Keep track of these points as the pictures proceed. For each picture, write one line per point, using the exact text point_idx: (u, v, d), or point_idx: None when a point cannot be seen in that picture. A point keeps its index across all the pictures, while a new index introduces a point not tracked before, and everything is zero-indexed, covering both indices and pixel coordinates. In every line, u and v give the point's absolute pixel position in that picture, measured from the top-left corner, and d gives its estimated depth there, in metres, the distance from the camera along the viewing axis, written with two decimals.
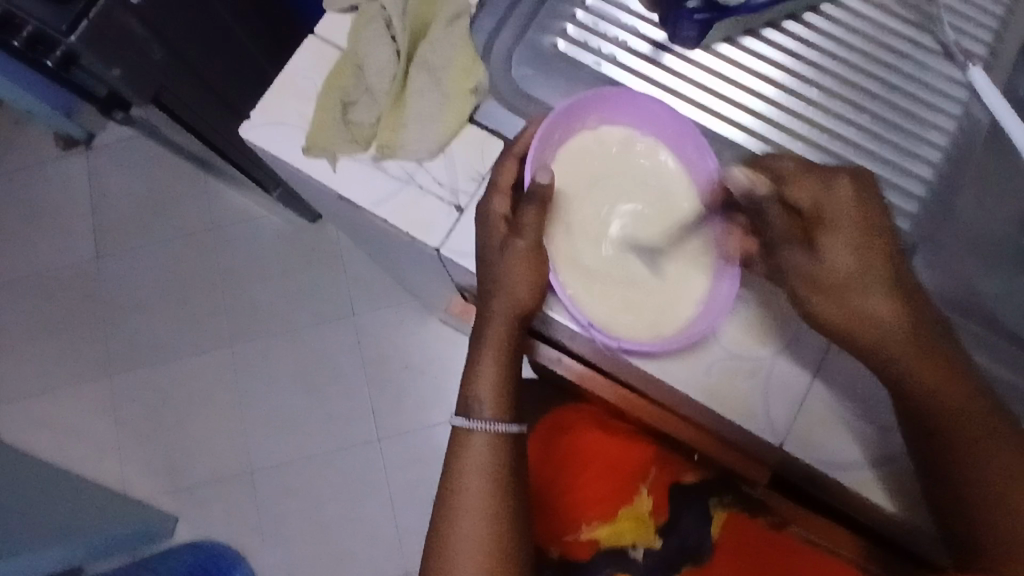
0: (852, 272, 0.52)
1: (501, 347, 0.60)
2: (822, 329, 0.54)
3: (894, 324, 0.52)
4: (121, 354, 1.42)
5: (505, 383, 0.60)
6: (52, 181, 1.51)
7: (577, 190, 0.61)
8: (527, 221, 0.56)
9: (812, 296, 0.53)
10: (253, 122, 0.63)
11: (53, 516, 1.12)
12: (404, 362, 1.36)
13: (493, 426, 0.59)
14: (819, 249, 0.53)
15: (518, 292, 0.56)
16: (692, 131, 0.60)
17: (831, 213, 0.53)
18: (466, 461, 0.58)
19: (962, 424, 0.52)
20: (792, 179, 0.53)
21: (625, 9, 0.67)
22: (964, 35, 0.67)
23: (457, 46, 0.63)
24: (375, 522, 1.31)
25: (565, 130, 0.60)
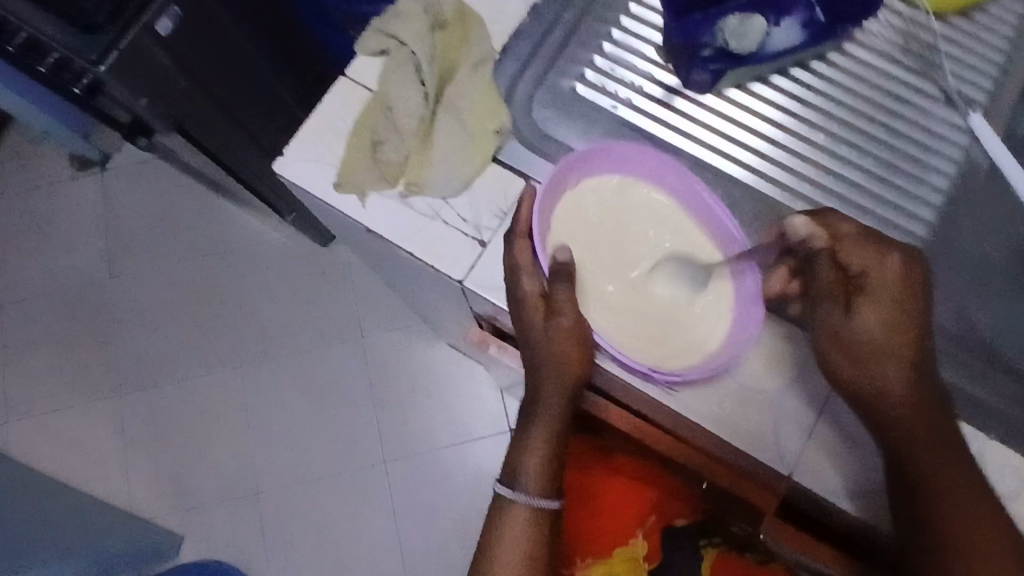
0: (885, 338, 0.56)
1: (545, 421, 0.63)
2: (834, 377, 0.58)
3: (915, 390, 0.56)
4: (132, 372, 1.44)
5: (549, 459, 0.64)
6: (68, 204, 1.54)
7: (587, 236, 0.63)
8: (563, 301, 0.59)
9: (830, 350, 0.58)
10: (286, 159, 0.66)
11: (65, 528, 1.14)
12: (412, 383, 1.38)
13: (537, 501, 0.62)
14: (855, 309, 0.57)
15: (568, 367, 0.60)
16: (694, 172, 0.63)
17: (880, 283, 0.57)
18: (507, 527, 0.62)
19: (947, 485, 0.54)
20: (847, 244, 0.58)
21: (641, 56, 0.70)
22: (963, 80, 0.70)
23: (483, 89, 0.66)
24: (379, 544, 1.32)
25: (578, 175, 0.64)
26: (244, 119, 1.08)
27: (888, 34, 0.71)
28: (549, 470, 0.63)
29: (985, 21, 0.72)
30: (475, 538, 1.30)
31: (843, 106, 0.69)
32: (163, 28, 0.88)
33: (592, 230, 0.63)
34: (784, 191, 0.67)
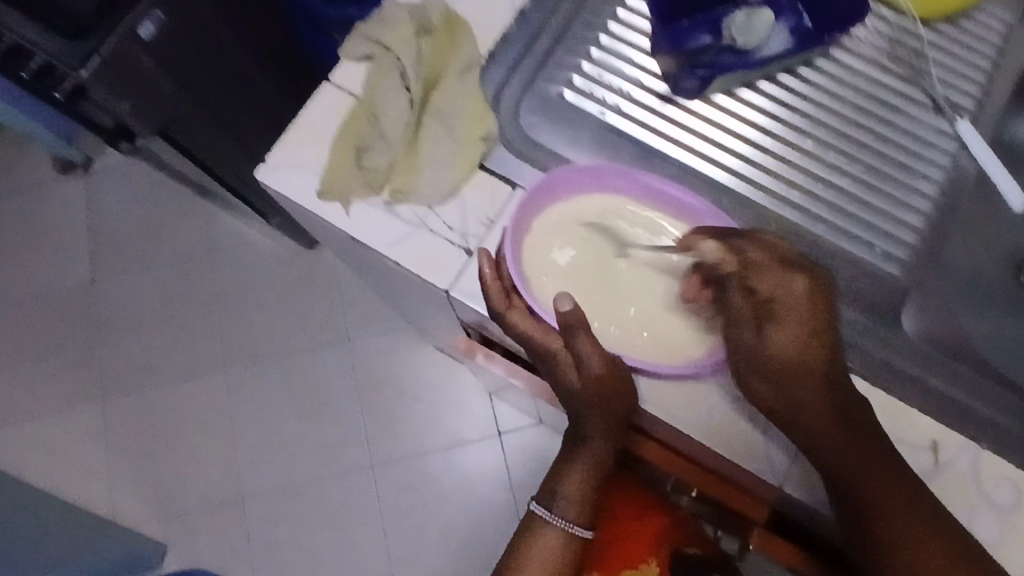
0: (788, 358, 0.57)
1: (587, 458, 0.63)
2: (756, 404, 0.57)
3: (824, 410, 0.56)
4: (115, 377, 1.42)
5: (588, 491, 0.64)
6: (50, 207, 1.51)
7: (557, 265, 0.62)
8: (584, 349, 0.58)
9: (750, 377, 0.57)
10: (269, 165, 0.65)
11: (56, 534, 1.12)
12: (400, 389, 1.37)
13: (568, 530, 0.64)
14: (766, 332, 0.57)
15: (610, 411, 0.60)
16: (634, 174, 0.63)
17: (786, 304, 0.57)
18: (535, 550, 0.64)
19: (891, 506, 0.53)
20: (756, 269, 0.57)
21: (629, 61, 0.70)
22: (951, 86, 0.70)
23: (469, 94, 0.65)
24: (367, 552, 1.30)
25: (542, 200, 0.63)
26: (229, 123, 1.07)
27: (876, 39, 0.71)
28: (586, 503, 0.64)
29: (972, 26, 0.72)
30: (463, 546, 1.29)
31: (832, 114, 0.69)
32: (145, 32, 0.86)
33: (542, 260, 0.62)
34: (774, 198, 0.66)
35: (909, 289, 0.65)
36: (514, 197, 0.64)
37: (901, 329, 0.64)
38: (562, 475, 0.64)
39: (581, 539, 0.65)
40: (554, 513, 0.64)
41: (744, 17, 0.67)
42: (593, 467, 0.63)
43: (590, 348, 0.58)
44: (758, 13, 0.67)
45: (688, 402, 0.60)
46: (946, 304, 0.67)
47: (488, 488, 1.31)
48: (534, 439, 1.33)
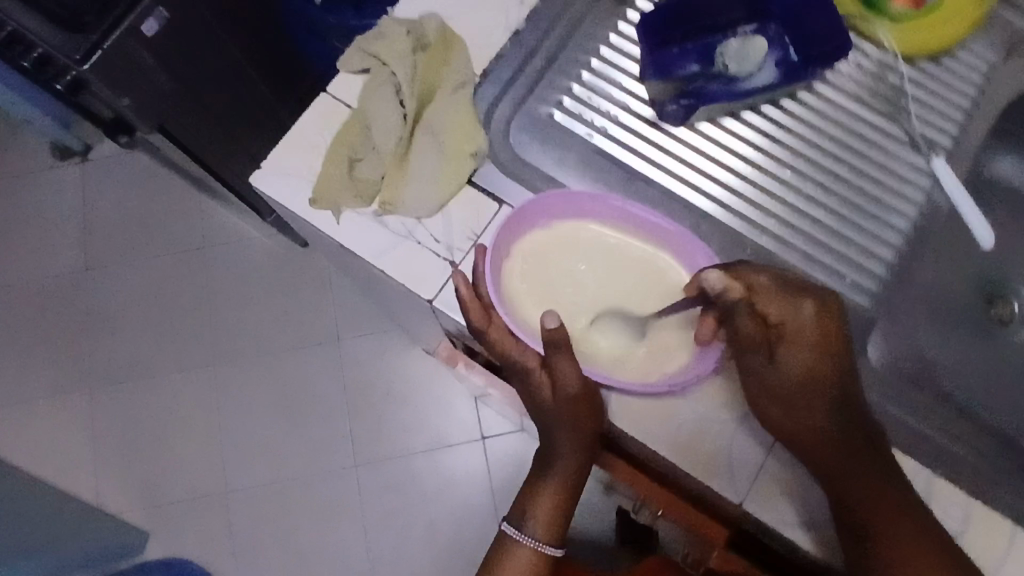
0: (799, 382, 0.59)
1: (558, 476, 0.64)
2: (780, 432, 0.59)
3: (835, 431, 0.58)
4: (104, 365, 1.43)
5: (560, 509, 0.65)
6: (46, 193, 1.52)
7: (540, 283, 0.64)
8: (561, 368, 0.59)
9: (762, 400, 0.60)
10: (263, 171, 0.67)
11: (48, 516, 1.15)
12: (386, 389, 1.39)
13: (539, 547, 0.64)
14: (777, 356, 0.60)
15: (581, 428, 0.62)
16: (614, 202, 0.65)
17: (796, 329, 0.59)
18: (506, 569, 0.64)
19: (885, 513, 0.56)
20: (762, 294, 0.59)
21: (619, 86, 0.72)
22: (929, 123, 0.72)
23: (462, 111, 0.67)
24: (347, 549, 1.32)
25: (531, 221, 0.65)
26: (228, 123, 1.08)
27: (859, 74, 0.73)
28: (556, 520, 0.65)
29: (953, 65, 0.74)
30: (442, 547, 1.31)
31: (812, 146, 0.71)
32: (148, 29, 0.87)
33: (528, 278, 0.64)
34: (752, 227, 0.69)
35: (875, 317, 0.68)
36: (500, 213, 0.66)
37: (865, 356, 0.67)
38: (535, 492, 0.65)
39: (550, 557, 0.66)
40: (525, 531, 0.65)
41: (738, 45, 0.71)
42: (565, 486, 0.65)
43: (567, 367, 0.59)
44: (750, 40, 0.71)
45: (661, 418, 0.62)
46: (909, 330, 0.71)
47: (468, 491, 1.33)
48: (517, 444, 1.34)
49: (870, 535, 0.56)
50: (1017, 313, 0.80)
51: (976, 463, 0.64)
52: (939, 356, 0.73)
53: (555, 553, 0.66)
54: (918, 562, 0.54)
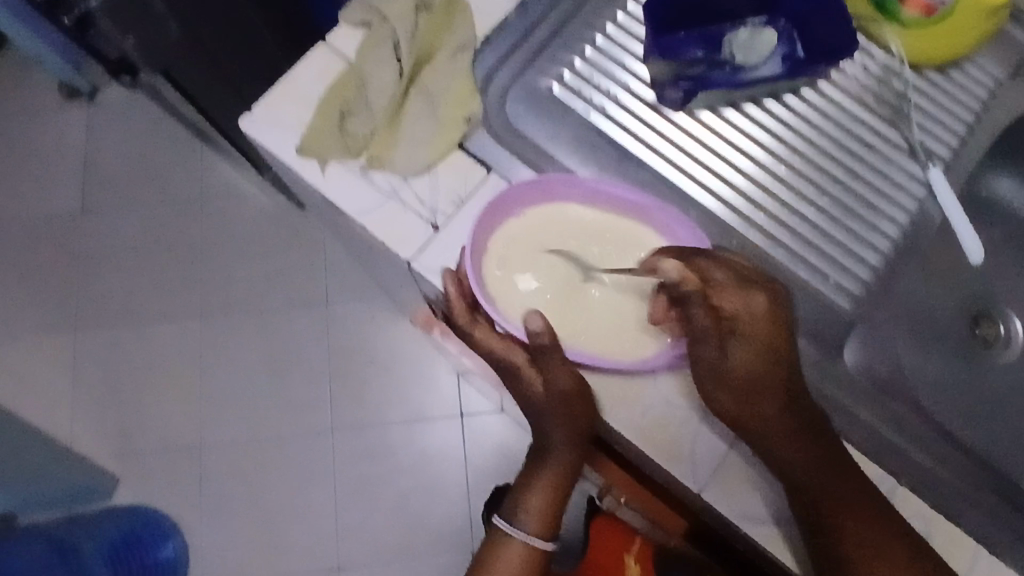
0: (750, 376, 0.57)
1: (551, 471, 0.65)
2: (726, 418, 0.58)
3: (784, 421, 0.57)
4: (90, 308, 1.42)
5: (555, 503, 0.65)
6: (49, 131, 1.52)
7: (515, 273, 0.63)
8: (552, 364, 0.60)
9: (715, 391, 0.58)
10: (253, 116, 0.66)
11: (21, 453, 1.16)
12: (370, 359, 1.38)
13: (532, 542, 0.65)
14: (729, 351, 0.57)
15: (575, 424, 0.61)
16: (584, 182, 0.64)
17: (745, 321, 0.57)
18: (499, 561, 0.65)
19: (851, 506, 0.56)
20: (719, 288, 0.57)
21: (621, 65, 0.71)
22: (929, 132, 0.72)
23: (459, 75, 0.67)
24: (316, 514, 1.32)
25: (508, 208, 0.64)
26: (232, 73, 1.07)
27: (863, 76, 0.72)
28: (550, 515, 0.66)
29: (959, 76, 0.73)
30: (411, 520, 1.31)
31: (810, 145, 0.70)
32: None
33: (507, 270, 0.63)
34: (742, 220, 0.68)
35: (854, 322, 0.68)
36: (487, 180, 0.65)
37: (841, 361, 0.67)
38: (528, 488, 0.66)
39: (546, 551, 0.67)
40: (518, 525, 0.65)
41: (746, 35, 0.70)
42: (559, 481, 0.65)
43: (557, 364, 0.60)
44: (761, 31, 0.70)
45: (627, 399, 0.61)
46: (892, 341, 0.70)
47: (442, 467, 1.33)
48: (494, 425, 1.34)
49: (836, 534, 0.55)
50: (1002, 335, 0.79)
51: (942, 478, 0.64)
52: (919, 370, 0.73)
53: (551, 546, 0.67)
54: (870, 541, 0.55)
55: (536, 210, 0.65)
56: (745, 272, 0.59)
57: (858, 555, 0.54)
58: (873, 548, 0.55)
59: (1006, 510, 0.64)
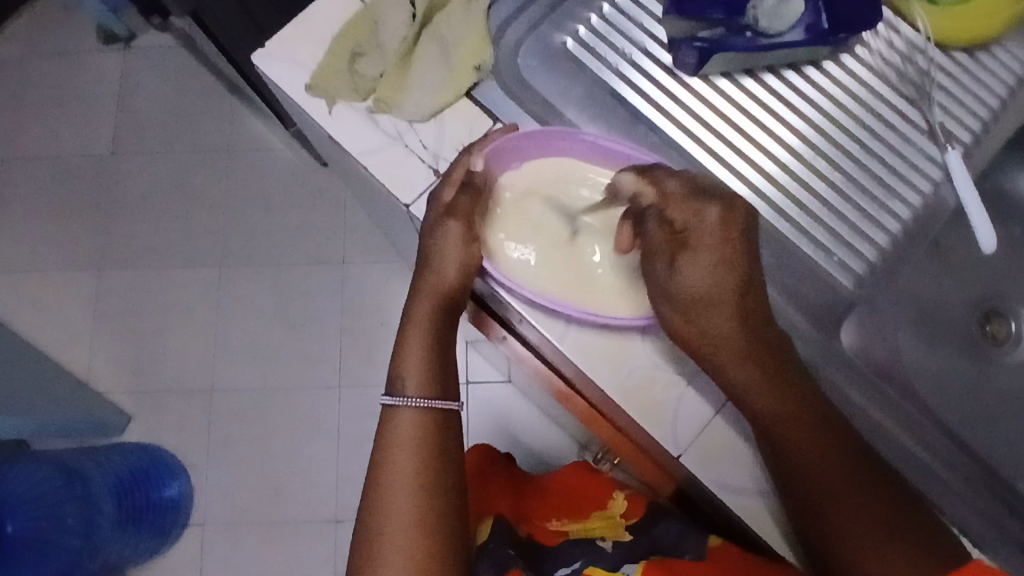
0: (709, 292, 0.57)
1: (419, 326, 0.61)
2: (675, 337, 0.58)
3: (739, 341, 0.57)
4: (114, 248, 1.46)
5: (431, 359, 0.61)
6: (85, 72, 1.54)
7: (517, 215, 0.63)
8: (460, 203, 0.60)
9: (665, 308, 0.58)
10: (267, 52, 0.67)
11: (47, 385, 1.21)
12: (380, 317, 1.40)
13: (420, 404, 0.59)
14: (682, 267, 0.57)
15: (444, 275, 0.60)
16: (583, 136, 0.63)
17: (698, 235, 0.58)
18: (392, 435, 0.59)
19: (776, 421, 0.56)
20: (672, 200, 0.58)
21: (639, 25, 0.71)
22: (951, 115, 0.70)
23: (473, 22, 0.66)
24: (318, 465, 1.35)
25: (514, 159, 0.64)
26: (262, 18, 1.07)
27: (888, 53, 0.71)
28: (430, 372, 0.60)
29: (988, 60, 0.71)
30: None
31: (827, 118, 0.69)
32: None
33: (508, 216, 0.63)
34: (750, 191, 0.67)
35: (854, 302, 0.67)
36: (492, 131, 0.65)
37: (837, 340, 0.66)
38: (403, 349, 0.61)
39: (440, 416, 0.60)
40: (398, 393, 0.60)
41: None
42: (432, 340, 0.61)
43: (453, 236, 0.59)
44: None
45: (613, 358, 0.61)
46: (891, 325, 0.69)
47: None
48: (499, 395, 1.31)
49: (776, 450, 0.56)
50: (1013, 334, 0.75)
51: (931, 468, 0.63)
52: (922, 360, 0.71)
53: (448, 408, 0.60)
54: (863, 525, 0.53)
55: (545, 167, 0.65)
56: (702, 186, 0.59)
57: (847, 538, 0.53)
58: (812, 467, 0.55)
59: (995, 507, 0.63)
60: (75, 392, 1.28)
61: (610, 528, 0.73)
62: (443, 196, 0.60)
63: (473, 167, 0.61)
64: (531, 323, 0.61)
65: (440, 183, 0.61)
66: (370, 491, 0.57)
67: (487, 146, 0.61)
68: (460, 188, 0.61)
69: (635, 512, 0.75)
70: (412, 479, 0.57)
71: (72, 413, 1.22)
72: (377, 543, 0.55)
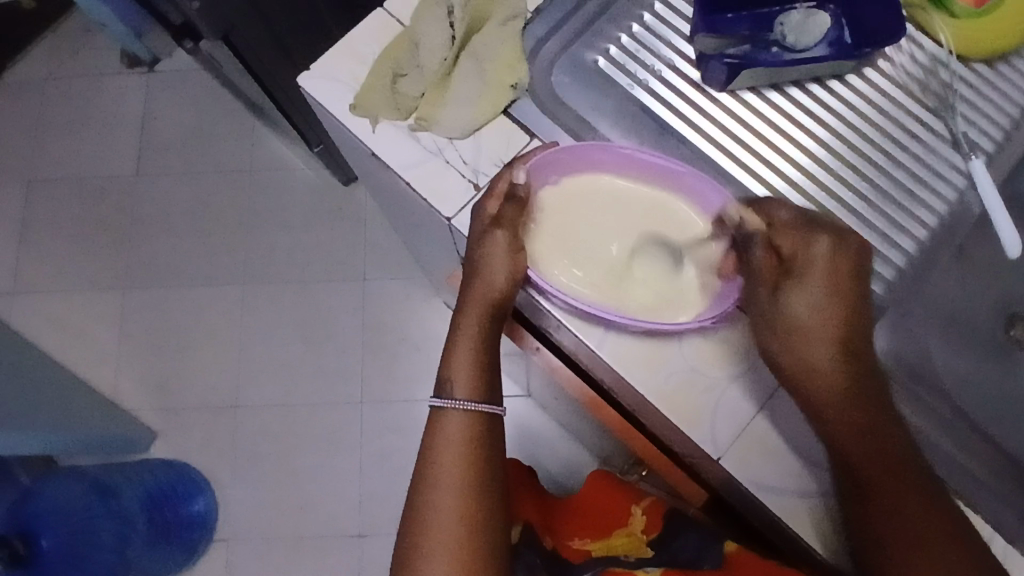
0: (809, 321, 0.59)
1: (467, 335, 0.63)
2: (772, 361, 0.60)
3: (837, 370, 0.58)
4: (139, 268, 1.48)
5: (479, 364, 0.63)
6: (111, 96, 1.58)
7: (554, 223, 0.66)
8: (506, 214, 0.63)
9: (766, 331, 0.60)
10: (310, 74, 0.70)
11: (80, 400, 1.24)
12: (402, 333, 1.42)
13: (468, 407, 0.61)
14: (785, 293, 0.60)
15: (493, 282, 0.62)
16: (618, 149, 0.65)
17: (809, 265, 0.59)
18: (439, 437, 0.60)
19: (846, 432, 0.57)
20: (781, 228, 0.61)
21: (668, 43, 0.74)
22: (973, 124, 0.72)
23: (509, 42, 0.69)
24: (341, 480, 1.36)
25: (552, 171, 0.66)
26: (288, 40, 1.10)
27: (910, 66, 0.73)
28: (478, 377, 0.62)
29: (1007, 71, 0.73)
30: None
31: (853, 130, 0.71)
32: None
33: (549, 227, 0.65)
34: (781, 201, 0.69)
35: (885, 307, 0.68)
36: (529, 147, 0.67)
37: (868, 343, 0.67)
38: (451, 356, 0.63)
39: (486, 420, 0.62)
40: (448, 396, 0.62)
41: (801, 16, 0.68)
42: (480, 347, 0.63)
43: (500, 245, 0.62)
44: (815, 14, 0.68)
45: (649, 362, 0.63)
46: (920, 331, 0.70)
47: None
48: (519, 409, 1.32)
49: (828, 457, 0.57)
50: None
51: (965, 468, 0.64)
52: (949, 363, 0.72)
53: (491, 413, 0.62)
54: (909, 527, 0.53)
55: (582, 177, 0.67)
56: (812, 216, 0.61)
57: (894, 539, 0.53)
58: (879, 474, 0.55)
59: None
60: (106, 409, 1.30)
61: (630, 544, 0.74)
62: (487, 208, 0.63)
63: (516, 179, 0.63)
64: (571, 329, 0.64)
65: (483, 196, 0.64)
66: (420, 490, 0.59)
67: (528, 158, 0.64)
68: (504, 201, 0.63)
69: (655, 524, 0.75)
70: (460, 479, 0.58)
71: (104, 427, 1.24)
72: (426, 540, 0.57)
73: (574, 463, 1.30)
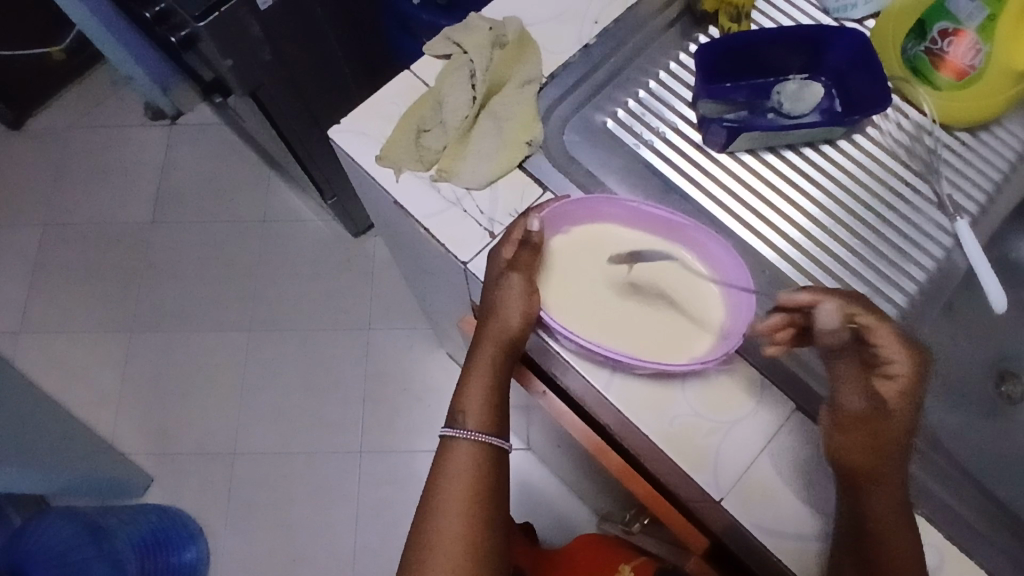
0: (891, 429, 0.57)
1: (479, 371, 0.66)
2: (843, 457, 0.58)
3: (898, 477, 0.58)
4: (147, 313, 1.52)
5: (490, 400, 0.65)
6: (133, 146, 1.64)
7: (563, 269, 0.70)
8: (521, 257, 0.67)
9: (850, 430, 0.57)
10: (340, 128, 0.76)
11: (77, 438, 1.23)
12: (405, 383, 1.44)
13: (478, 437, 0.63)
14: (889, 408, 0.58)
15: (508, 321, 0.65)
16: (625, 202, 0.70)
17: (908, 386, 0.59)
18: (448, 464, 0.63)
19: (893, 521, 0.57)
20: (884, 344, 0.59)
21: (671, 108, 0.79)
22: (958, 189, 0.77)
23: (525, 104, 0.75)
24: (338, 532, 1.35)
25: (563, 221, 0.70)
26: (312, 97, 1.16)
27: (897, 133, 0.79)
28: (491, 411, 0.65)
29: (988, 139, 0.79)
30: None
31: (845, 190, 0.76)
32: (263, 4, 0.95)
33: (559, 275, 0.69)
34: (780, 256, 0.73)
35: None
36: (541, 199, 0.72)
37: None
38: (464, 390, 0.66)
39: (494, 453, 0.64)
40: (460, 426, 0.64)
41: (795, 87, 0.77)
42: (493, 383, 0.66)
43: (516, 287, 0.65)
44: (808, 86, 0.77)
45: (654, 404, 0.66)
46: None
47: None
48: (519, 462, 1.33)
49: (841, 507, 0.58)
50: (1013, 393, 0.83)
51: (963, 517, 0.65)
52: (942, 415, 0.75)
53: (499, 445, 0.64)
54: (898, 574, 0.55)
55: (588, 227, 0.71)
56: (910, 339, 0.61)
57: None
58: (889, 533, 0.56)
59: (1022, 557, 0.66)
60: (103, 450, 1.30)
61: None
62: (503, 253, 0.67)
63: (530, 227, 0.67)
64: (580, 370, 0.67)
65: (500, 241, 0.68)
66: (428, 514, 0.60)
67: (543, 209, 0.69)
68: (520, 248, 0.67)
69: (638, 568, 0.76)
70: (466, 506, 0.60)
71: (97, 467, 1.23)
72: (430, 561, 0.58)
73: (574, 518, 1.29)
